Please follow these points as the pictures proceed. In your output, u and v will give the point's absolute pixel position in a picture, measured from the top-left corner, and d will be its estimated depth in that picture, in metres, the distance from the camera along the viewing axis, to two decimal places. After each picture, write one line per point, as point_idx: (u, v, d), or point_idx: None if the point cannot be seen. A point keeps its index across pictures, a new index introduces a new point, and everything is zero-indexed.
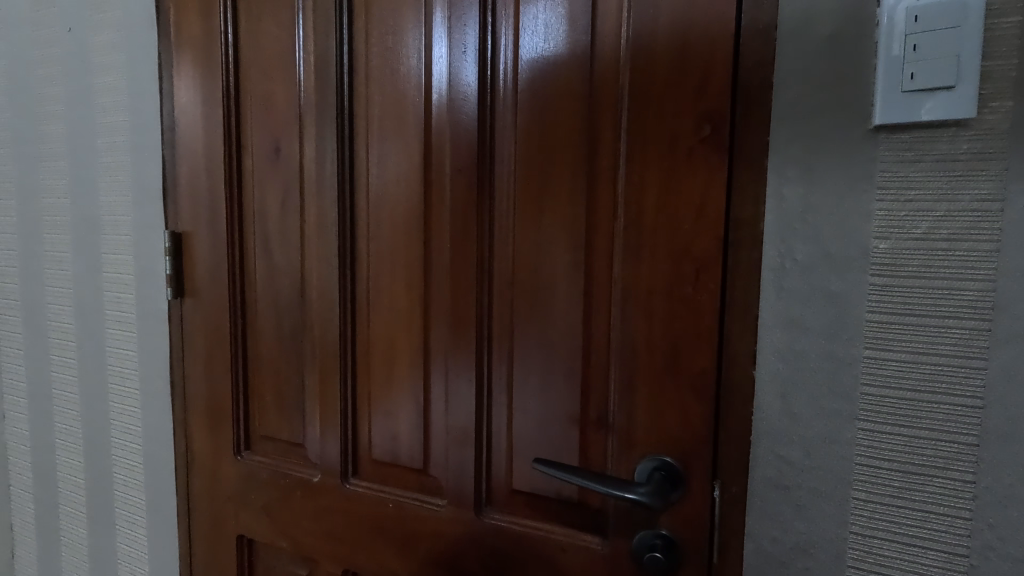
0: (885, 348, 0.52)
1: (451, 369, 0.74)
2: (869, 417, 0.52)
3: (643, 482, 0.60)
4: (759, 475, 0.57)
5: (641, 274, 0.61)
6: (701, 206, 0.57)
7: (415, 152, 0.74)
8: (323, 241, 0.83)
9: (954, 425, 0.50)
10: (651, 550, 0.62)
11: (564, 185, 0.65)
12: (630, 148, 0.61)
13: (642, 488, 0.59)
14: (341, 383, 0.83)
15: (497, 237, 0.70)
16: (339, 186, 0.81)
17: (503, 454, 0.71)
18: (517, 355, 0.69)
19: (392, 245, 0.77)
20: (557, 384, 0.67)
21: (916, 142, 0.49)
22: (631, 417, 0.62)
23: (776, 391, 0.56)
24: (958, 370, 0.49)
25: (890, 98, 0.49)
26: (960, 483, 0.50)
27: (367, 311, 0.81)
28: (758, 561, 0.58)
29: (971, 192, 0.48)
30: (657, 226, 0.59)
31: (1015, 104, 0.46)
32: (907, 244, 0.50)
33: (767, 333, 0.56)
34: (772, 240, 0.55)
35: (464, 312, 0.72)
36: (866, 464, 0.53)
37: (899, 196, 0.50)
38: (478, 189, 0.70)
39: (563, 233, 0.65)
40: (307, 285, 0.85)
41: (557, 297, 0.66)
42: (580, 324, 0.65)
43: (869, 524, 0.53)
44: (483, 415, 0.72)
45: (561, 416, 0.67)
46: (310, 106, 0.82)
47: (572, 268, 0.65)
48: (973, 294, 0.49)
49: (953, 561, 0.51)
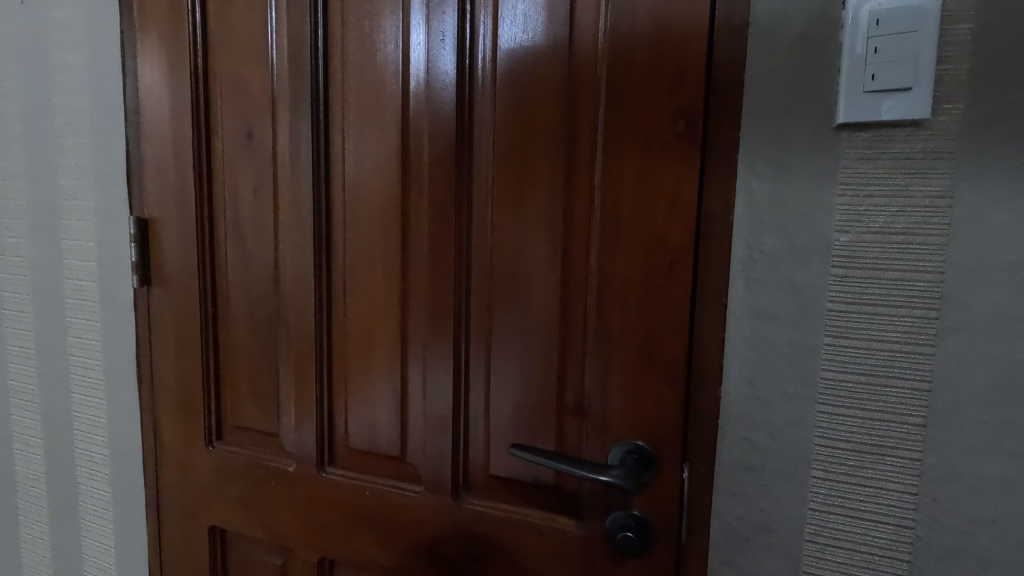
0: (844, 336, 0.55)
1: (429, 357, 0.74)
2: (828, 401, 0.56)
3: (616, 466, 0.62)
4: (725, 457, 0.60)
5: (617, 265, 0.62)
6: (675, 199, 0.59)
7: (394, 141, 0.74)
8: (298, 229, 0.82)
9: (904, 407, 0.53)
10: (624, 530, 0.64)
11: (542, 176, 0.65)
12: (607, 140, 0.62)
13: (615, 473, 0.62)
14: (317, 372, 0.83)
15: (475, 226, 0.70)
16: (315, 173, 0.80)
17: (481, 441, 0.73)
18: (495, 343, 0.70)
19: (370, 234, 0.77)
20: (535, 371, 0.68)
21: (875, 141, 0.52)
22: (606, 402, 0.64)
23: (743, 377, 0.58)
24: (909, 356, 0.53)
25: (853, 97, 0.52)
26: (908, 461, 0.54)
27: (343, 299, 0.81)
28: (724, 539, 0.61)
29: (924, 189, 0.51)
30: (633, 218, 0.61)
31: (966, 107, 0.49)
32: (865, 237, 0.53)
33: (735, 321, 0.58)
34: (742, 232, 0.57)
35: (443, 301, 0.73)
36: (824, 445, 0.56)
37: (859, 192, 0.53)
38: (456, 179, 0.70)
39: (541, 223, 0.66)
40: (281, 274, 0.84)
41: (535, 286, 0.67)
42: (557, 313, 0.66)
43: (826, 501, 0.57)
44: (461, 403, 0.73)
45: (538, 402, 0.68)
46: (284, 92, 0.81)
47: (550, 257, 0.66)
48: (923, 285, 0.52)
49: (901, 533, 0.54)
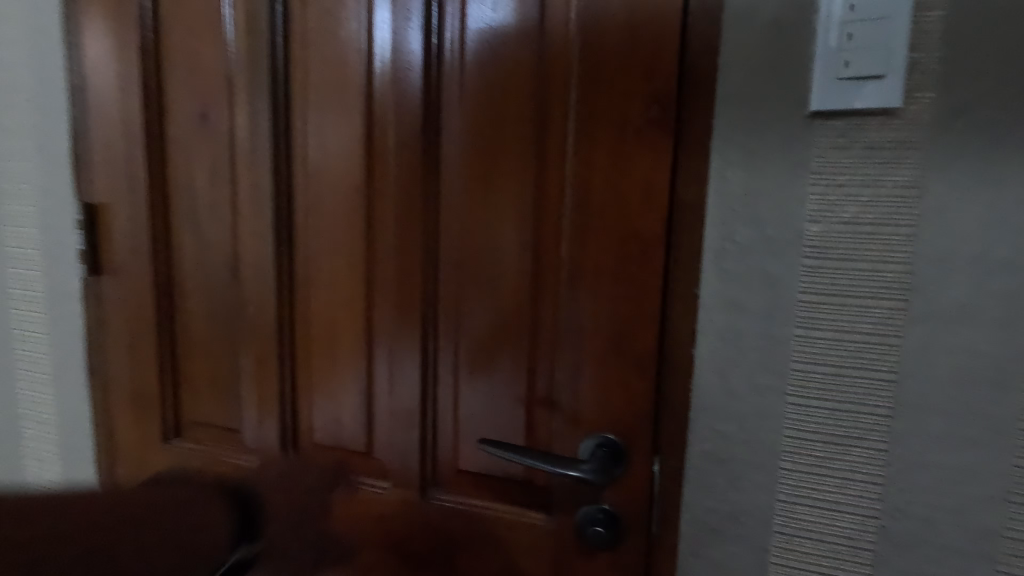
0: (814, 327, 0.54)
1: (397, 350, 0.72)
2: (797, 392, 0.55)
3: (589, 459, 0.61)
4: (696, 449, 0.60)
5: (589, 255, 0.61)
6: (648, 187, 0.57)
7: (358, 125, 0.70)
8: (258, 216, 0.78)
9: (871, 398, 0.53)
10: (594, 524, 0.63)
11: (513, 163, 0.63)
12: (579, 126, 0.60)
13: (589, 466, 0.61)
14: (280, 366, 0.79)
15: (444, 214, 0.68)
16: (275, 158, 0.76)
17: (450, 436, 0.71)
18: (464, 335, 0.68)
19: (333, 222, 0.74)
20: (505, 364, 0.66)
21: (848, 129, 0.51)
22: (577, 395, 0.63)
23: (714, 369, 0.58)
24: (877, 347, 0.53)
25: (827, 85, 0.51)
26: (874, 451, 0.54)
27: (306, 289, 0.77)
28: (694, 531, 0.61)
29: (895, 179, 0.51)
30: (605, 206, 0.59)
31: (937, 96, 0.49)
32: (836, 227, 0.53)
33: (707, 312, 0.57)
34: (715, 222, 0.56)
35: (410, 292, 0.70)
36: (793, 436, 0.56)
37: (831, 182, 0.52)
38: (424, 165, 0.68)
39: (511, 211, 0.64)
40: (240, 263, 0.80)
41: (505, 277, 0.65)
42: (527, 303, 0.64)
43: (794, 492, 0.57)
44: (429, 397, 0.71)
45: (508, 395, 0.66)
46: (241, 70, 0.76)
47: (520, 247, 0.64)
48: (892, 276, 0.52)
49: (866, 523, 0.55)
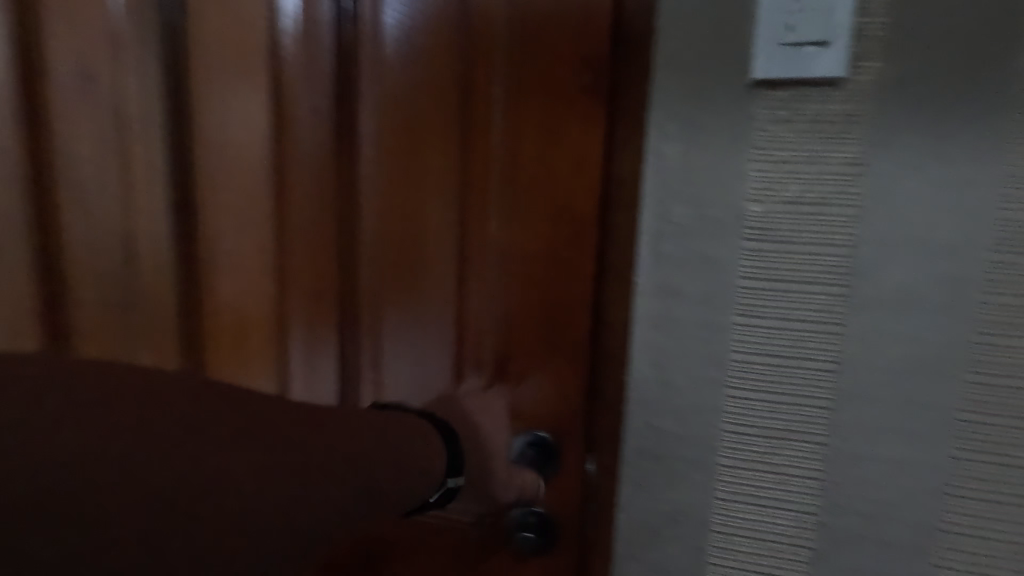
0: (754, 315, 0.51)
1: (313, 344, 0.64)
2: (736, 384, 0.52)
3: (452, 471, 0.55)
4: (632, 448, 0.55)
5: (520, 238, 0.56)
6: (579, 163, 0.53)
7: (263, 90, 0.62)
8: (150, 193, 0.67)
9: (811, 389, 0.50)
10: (524, 529, 0.59)
11: (435, 135, 0.57)
12: (507, 95, 0.54)
13: (458, 480, 0.55)
14: (182, 364, 0.70)
15: (361, 193, 0.60)
16: (169, 127, 0.66)
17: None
18: (385, 327, 0.61)
19: (236, 201, 0.65)
20: (430, 359, 0.60)
21: (790, 101, 0.47)
22: (506, 389, 0.58)
23: (651, 361, 0.53)
24: (818, 336, 0.50)
25: (769, 50, 0.47)
26: (814, 445, 0.51)
27: (208, 277, 0.67)
28: (631, 534, 0.56)
29: (838, 155, 0.47)
30: (534, 185, 0.54)
31: (883, 66, 0.45)
32: (778, 207, 0.49)
33: (643, 299, 0.52)
34: (652, 200, 0.51)
35: (326, 281, 0.63)
36: (732, 431, 0.53)
37: (773, 157, 0.48)
38: (339, 138, 0.60)
39: (435, 190, 0.57)
40: (130, 248, 0.69)
41: (428, 262, 0.59)
42: (453, 292, 0.58)
43: (732, 489, 0.53)
44: (349, 395, 0.64)
45: (433, 393, 0.61)
46: (117, 21, 0.64)
47: (445, 229, 0.58)
48: (834, 260, 0.48)
49: (805, 519, 0.52)
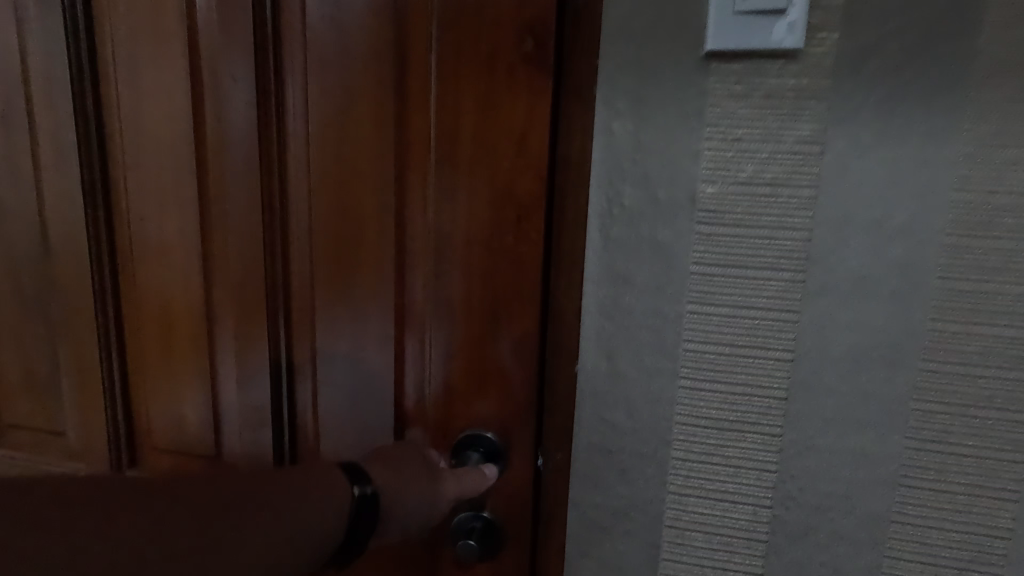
0: (708, 302, 0.48)
1: (245, 337, 0.59)
2: (690, 375, 0.50)
3: (354, 479, 0.47)
4: (581, 442, 0.53)
5: (463, 228, 0.51)
6: (521, 147, 0.49)
7: (180, 66, 0.55)
8: (64, 169, 0.61)
9: (766, 379, 0.48)
10: (467, 535, 0.56)
11: (368, 110, 0.52)
12: (444, 65, 0.49)
13: (366, 487, 0.47)
14: (106, 356, 0.65)
15: (291, 172, 0.55)
16: (76, 94, 0.59)
17: (312, 441, 0.60)
18: (320, 320, 0.57)
19: (155, 189, 0.59)
20: (370, 352, 0.56)
21: (745, 75, 0.44)
22: (450, 384, 0.55)
23: (601, 351, 0.51)
24: (774, 324, 0.47)
25: (722, 20, 0.43)
26: (768, 436, 0.49)
27: (130, 263, 0.62)
28: (582, 530, 0.54)
29: (794, 133, 0.45)
30: (475, 164, 0.50)
31: (840, 38, 0.43)
32: (733, 188, 0.46)
33: (591, 286, 0.50)
34: (600, 182, 0.48)
35: (255, 268, 0.57)
36: (686, 424, 0.50)
37: (728, 135, 0.46)
38: (262, 109, 0.54)
39: (370, 169, 0.53)
40: (48, 230, 0.63)
41: (365, 249, 0.54)
42: (392, 286, 0.54)
43: (686, 483, 0.51)
44: (285, 392, 0.60)
45: (374, 389, 0.57)
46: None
47: (381, 213, 0.53)
48: (790, 245, 0.46)
49: (758, 512, 0.51)
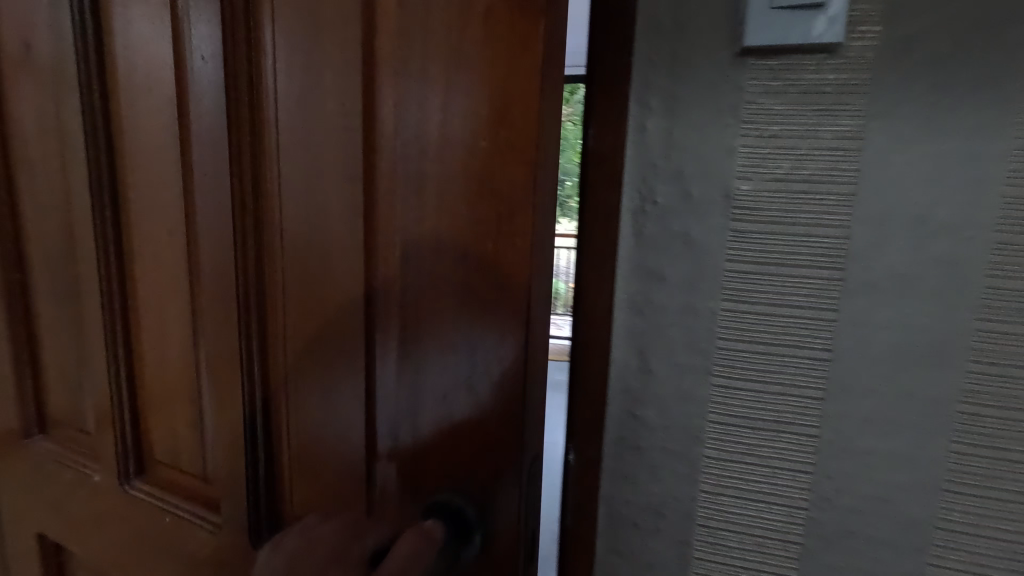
0: (742, 300, 0.48)
1: (218, 351, 0.53)
2: (724, 373, 0.49)
3: None
4: (612, 437, 0.53)
5: (431, 262, 0.42)
6: (503, 159, 0.39)
7: (165, 79, 0.51)
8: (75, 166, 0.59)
9: (802, 379, 0.48)
10: None
11: (335, 88, 0.43)
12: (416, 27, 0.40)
13: None
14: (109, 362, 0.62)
15: (259, 166, 0.48)
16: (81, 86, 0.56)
17: (286, 473, 0.53)
18: (291, 336, 0.49)
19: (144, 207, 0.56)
20: (340, 377, 0.47)
21: (781, 70, 0.44)
22: (427, 420, 0.45)
23: (632, 348, 0.51)
24: (811, 322, 0.47)
25: (758, 16, 0.43)
26: (805, 437, 0.48)
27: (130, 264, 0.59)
28: (612, 525, 0.55)
29: (833, 128, 0.44)
30: (452, 151, 0.40)
31: (882, 30, 0.42)
32: (768, 184, 0.46)
33: (623, 283, 0.51)
34: (633, 180, 0.49)
35: (226, 276, 0.51)
36: (719, 422, 0.50)
37: (764, 132, 0.45)
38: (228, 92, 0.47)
39: (336, 159, 0.44)
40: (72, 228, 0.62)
41: (333, 257, 0.46)
42: (361, 300, 0.45)
43: (719, 482, 0.51)
44: (256, 416, 0.53)
45: (347, 420, 0.48)
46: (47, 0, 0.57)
47: (348, 213, 0.44)
48: (828, 242, 0.45)
49: (794, 514, 0.50)
